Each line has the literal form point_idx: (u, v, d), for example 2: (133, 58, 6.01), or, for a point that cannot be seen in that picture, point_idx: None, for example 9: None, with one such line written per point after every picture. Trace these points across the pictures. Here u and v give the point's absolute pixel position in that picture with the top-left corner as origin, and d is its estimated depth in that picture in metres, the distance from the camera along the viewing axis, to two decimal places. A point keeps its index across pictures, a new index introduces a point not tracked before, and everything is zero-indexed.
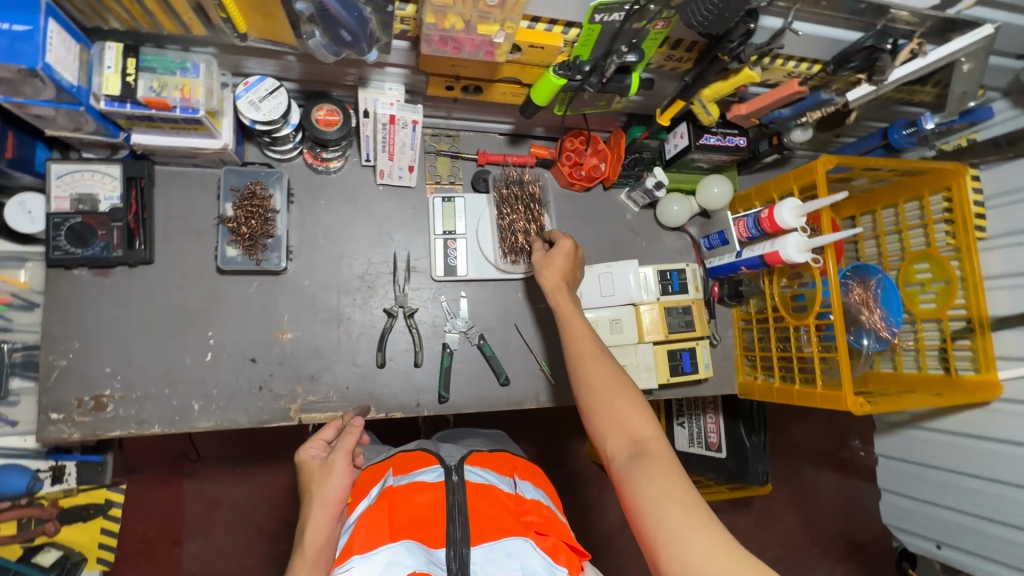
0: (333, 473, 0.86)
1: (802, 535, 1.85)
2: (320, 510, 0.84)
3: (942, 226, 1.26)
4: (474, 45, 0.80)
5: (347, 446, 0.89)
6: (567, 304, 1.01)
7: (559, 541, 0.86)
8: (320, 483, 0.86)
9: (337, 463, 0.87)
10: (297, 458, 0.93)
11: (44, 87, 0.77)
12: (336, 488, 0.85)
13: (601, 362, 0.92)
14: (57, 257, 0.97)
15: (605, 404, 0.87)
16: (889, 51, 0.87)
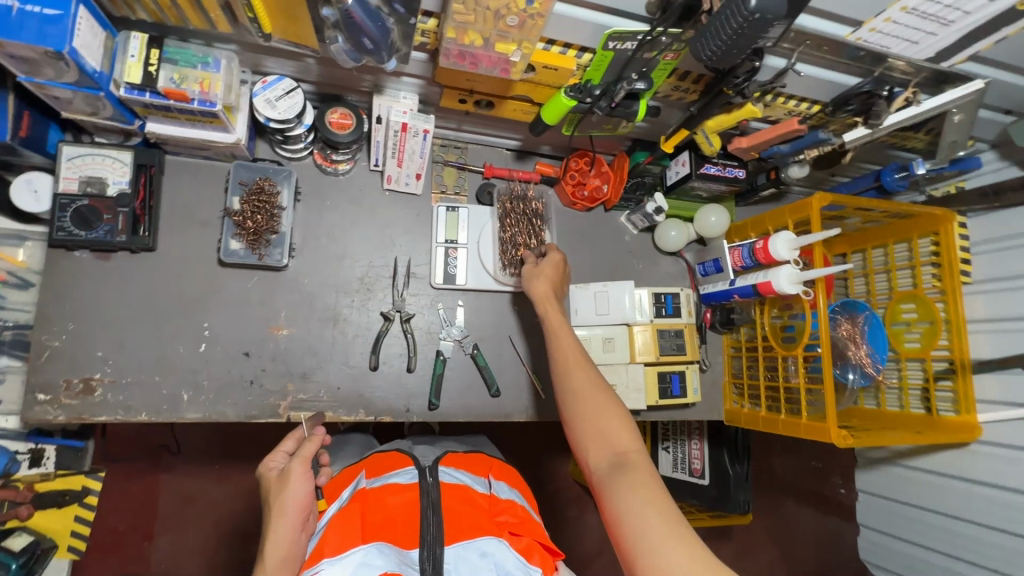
0: (295, 480, 0.85)
1: (779, 567, 1.85)
2: (283, 521, 0.82)
3: (929, 269, 1.30)
4: (491, 62, 0.83)
5: (308, 452, 0.88)
6: (555, 315, 1.02)
7: (533, 540, 0.88)
8: (281, 491, 0.84)
9: (297, 471, 0.85)
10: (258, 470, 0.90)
11: (68, 70, 0.78)
12: (297, 493, 0.84)
13: (588, 373, 0.93)
14: (60, 237, 0.97)
15: (588, 415, 0.88)
16: (885, 98, 0.92)
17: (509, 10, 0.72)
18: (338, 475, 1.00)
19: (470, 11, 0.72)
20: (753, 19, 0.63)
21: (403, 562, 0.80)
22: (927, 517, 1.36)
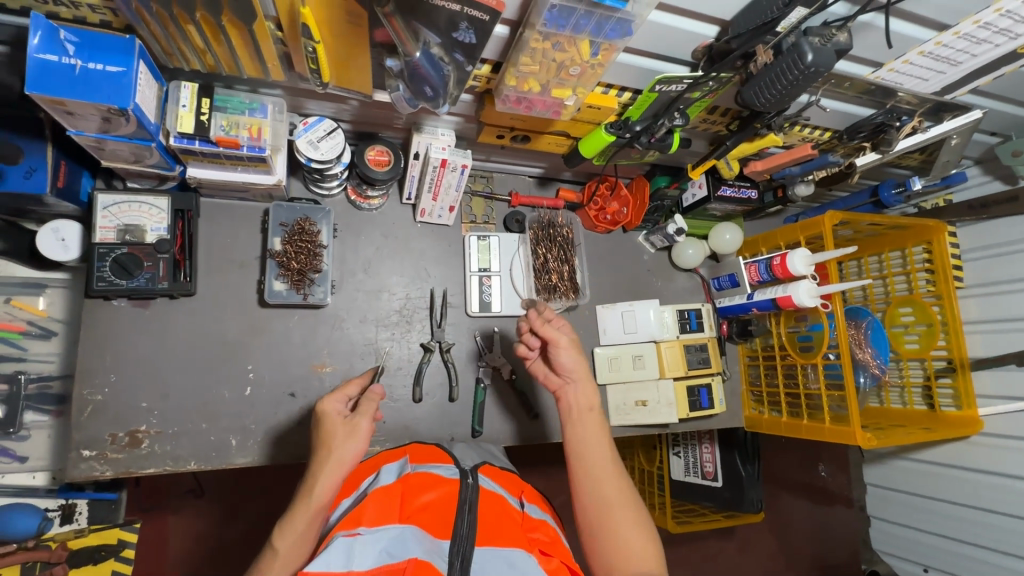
0: (350, 436, 0.83)
1: (778, 563, 1.83)
2: (332, 468, 0.79)
3: (924, 275, 1.39)
4: (545, 105, 0.86)
5: (370, 413, 0.86)
6: (580, 392, 0.93)
7: (563, 565, 0.76)
8: (335, 440, 0.82)
9: (361, 427, 0.84)
10: (315, 404, 0.87)
11: (126, 125, 0.78)
12: (352, 450, 0.82)
13: (613, 472, 0.84)
14: (101, 288, 0.94)
15: (614, 526, 0.78)
16: (897, 127, 1.00)
17: (573, 61, 0.76)
18: (369, 460, 0.92)
19: (536, 62, 0.76)
20: (808, 71, 0.72)
21: (434, 552, 0.70)
22: (939, 506, 1.47)
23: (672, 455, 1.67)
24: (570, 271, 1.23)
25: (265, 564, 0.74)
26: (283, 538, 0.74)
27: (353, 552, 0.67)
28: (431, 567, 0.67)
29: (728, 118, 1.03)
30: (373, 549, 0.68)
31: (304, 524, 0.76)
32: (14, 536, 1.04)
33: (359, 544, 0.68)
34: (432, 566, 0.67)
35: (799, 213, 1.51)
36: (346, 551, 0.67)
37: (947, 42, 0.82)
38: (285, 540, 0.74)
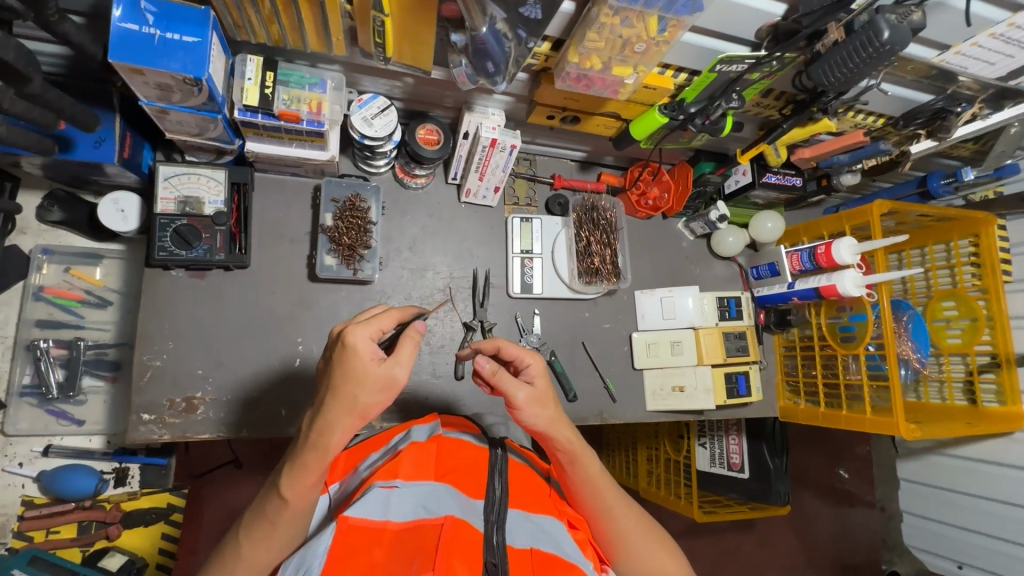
0: (377, 386, 0.66)
1: (800, 558, 1.81)
2: (351, 424, 0.66)
3: (969, 268, 1.35)
4: (604, 84, 0.87)
5: (408, 360, 0.68)
6: (570, 441, 0.81)
7: (589, 539, 0.80)
8: (358, 390, 0.65)
9: (395, 379, 0.67)
10: (339, 335, 0.66)
11: (197, 94, 0.80)
12: (377, 402, 0.67)
13: (624, 508, 0.83)
14: (162, 257, 0.97)
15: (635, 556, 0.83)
16: (957, 113, 0.99)
17: (639, 38, 0.77)
18: (401, 425, 0.95)
19: (602, 38, 0.77)
20: (883, 50, 0.73)
21: (470, 510, 0.72)
22: (978, 503, 1.45)
23: (698, 446, 1.61)
24: (612, 255, 1.21)
25: (274, 509, 0.71)
26: (291, 488, 0.69)
27: (390, 502, 0.70)
28: (467, 525, 0.68)
29: (782, 102, 1.02)
30: (409, 502, 0.71)
31: (313, 475, 0.70)
32: (73, 495, 1.08)
33: (397, 495, 0.71)
34: (468, 524, 0.69)
35: (839, 204, 1.50)
36: (383, 502, 0.70)
37: (1020, 23, 0.82)
38: (292, 491, 0.70)
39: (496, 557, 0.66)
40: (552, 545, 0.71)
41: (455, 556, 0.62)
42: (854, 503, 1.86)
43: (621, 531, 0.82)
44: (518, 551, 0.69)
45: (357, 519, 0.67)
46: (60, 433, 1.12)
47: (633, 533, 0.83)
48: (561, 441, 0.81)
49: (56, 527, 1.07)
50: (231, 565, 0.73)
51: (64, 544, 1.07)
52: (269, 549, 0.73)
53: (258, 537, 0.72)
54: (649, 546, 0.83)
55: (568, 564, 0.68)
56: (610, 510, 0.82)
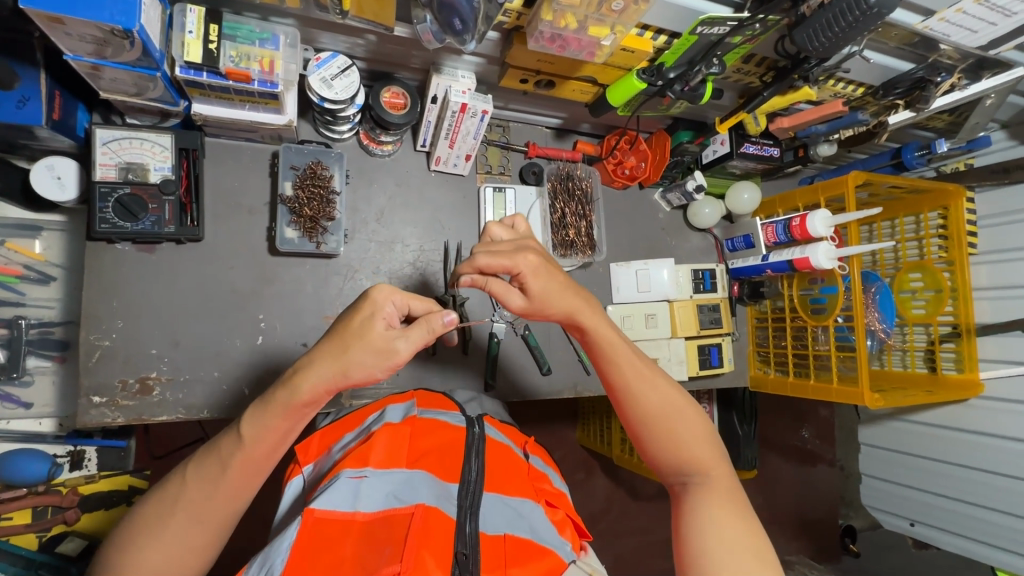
0: (375, 350, 0.65)
1: (762, 515, 1.86)
2: (327, 373, 0.65)
3: (936, 241, 1.37)
4: (580, 45, 0.83)
5: (415, 341, 0.67)
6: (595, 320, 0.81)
7: (567, 517, 0.79)
8: (354, 343, 0.65)
9: (395, 354, 0.66)
10: (368, 288, 0.68)
11: (130, 48, 0.72)
12: (361, 367, 0.65)
13: (652, 385, 0.81)
14: (104, 230, 0.90)
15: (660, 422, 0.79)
16: (937, 83, 0.97)
17: None
18: (376, 403, 0.93)
19: None
20: (871, 13, 0.71)
21: (443, 496, 0.71)
22: (936, 467, 1.52)
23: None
24: (587, 227, 1.21)
25: (226, 447, 0.69)
26: (252, 426, 0.68)
27: (360, 493, 0.68)
28: (439, 514, 0.67)
29: (763, 69, 0.99)
30: (380, 491, 0.69)
31: (279, 417, 0.67)
32: (23, 481, 1.03)
33: (366, 485, 0.69)
34: (440, 512, 0.67)
35: (815, 175, 1.49)
36: (353, 492, 0.68)
37: None
38: (253, 428, 0.68)
39: (467, 548, 0.65)
40: (527, 530, 0.70)
41: (425, 547, 0.61)
42: (815, 462, 1.93)
43: (651, 412, 0.79)
44: (491, 538, 0.68)
45: (324, 512, 0.65)
46: (7, 417, 1.05)
47: (665, 407, 0.80)
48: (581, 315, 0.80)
49: (7, 514, 1.03)
50: (163, 517, 0.67)
51: (15, 531, 1.03)
52: (209, 502, 0.68)
53: (204, 483, 0.68)
54: (686, 430, 0.79)
55: (543, 549, 0.68)
56: (646, 389, 0.80)
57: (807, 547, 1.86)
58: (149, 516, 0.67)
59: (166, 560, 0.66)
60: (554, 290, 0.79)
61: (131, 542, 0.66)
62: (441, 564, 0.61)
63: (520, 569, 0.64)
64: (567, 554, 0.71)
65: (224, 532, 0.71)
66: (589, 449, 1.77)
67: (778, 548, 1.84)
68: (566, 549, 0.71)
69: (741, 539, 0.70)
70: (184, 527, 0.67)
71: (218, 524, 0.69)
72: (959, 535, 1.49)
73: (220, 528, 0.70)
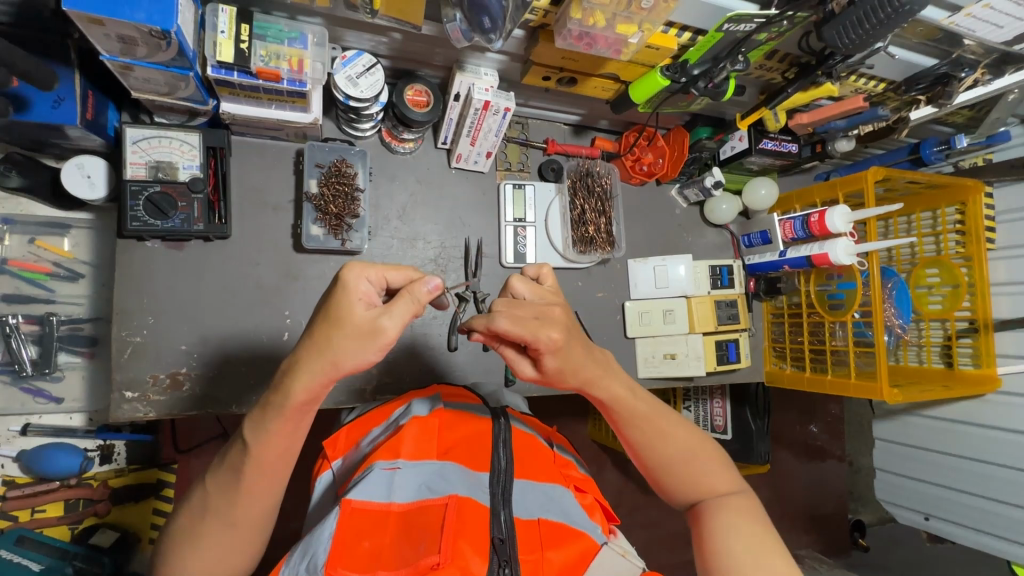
0: (357, 335, 0.61)
1: (774, 509, 1.87)
2: (319, 367, 0.61)
3: (954, 236, 1.37)
4: (606, 43, 0.83)
5: (401, 316, 0.62)
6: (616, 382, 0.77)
7: (596, 501, 0.81)
8: (337, 335, 0.61)
9: (381, 332, 0.61)
10: (339, 269, 0.63)
11: (165, 49, 0.73)
12: (351, 355, 0.61)
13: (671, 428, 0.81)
14: (135, 228, 0.91)
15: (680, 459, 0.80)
16: (961, 79, 0.98)
17: None
18: (401, 398, 0.94)
19: None
20: (901, 9, 0.72)
21: (475, 485, 0.72)
22: (951, 462, 1.53)
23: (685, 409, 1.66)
24: (606, 223, 1.21)
25: (237, 457, 0.69)
26: (254, 436, 0.67)
27: (394, 484, 0.69)
28: (473, 502, 0.68)
29: (785, 65, 1.00)
30: (413, 482, 0.71)
31: (280, 422, 0.67)
32: (55, 474, 1.05)
33: (400, 476, 0.70)
34: (474, 501, 0.68)
35: (831, 170, 1.49)
36: (387, 483, 0.69)
37: None
38: (256, 436, 0.67)
39: (503, 534, 0.66)
40: (559, 514, 0.72)
41: (462, 534, 0.62)
42: (826, 456, 1.95)
43: (670, 449, 0.80)
44: (526, 524, 0.69)
45: (361, 502, 0.67)
46: (38, 411, 1.07)
47: (684, 448, 0.80)
48: (598, 378, 0.75)
49: (41, 506, 1.05)
50: (199, 523, 0.71)
51: (49, 522, 1.05)
52: (235, 507, 0.70)
53: (224, 491, 0.70)
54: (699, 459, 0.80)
55: (576, 533, 0.69)
56: (662, 432, 0.80)
57: (820, 541, 1.87)
58: (187, 524, 0.71)
59: (212, 558, 0.71)
60: (579, 361, 0.71)
61: (177, 546, 0.71)
62: (479, 552, 0.63)
63: (557, 553, 0.66)
64: (598, 536, 0.72)
65: (263, 526, 0.74)
66: (602, 444, 1.78)
67: (790, 542, 1.86)
68: (598, 532, 0.72)
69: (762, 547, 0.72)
70: (219, 532, 0.70)
71: (255, 522, 0.72)
72: (974, 529, 1.49)
73: (256, 530, 0.73)
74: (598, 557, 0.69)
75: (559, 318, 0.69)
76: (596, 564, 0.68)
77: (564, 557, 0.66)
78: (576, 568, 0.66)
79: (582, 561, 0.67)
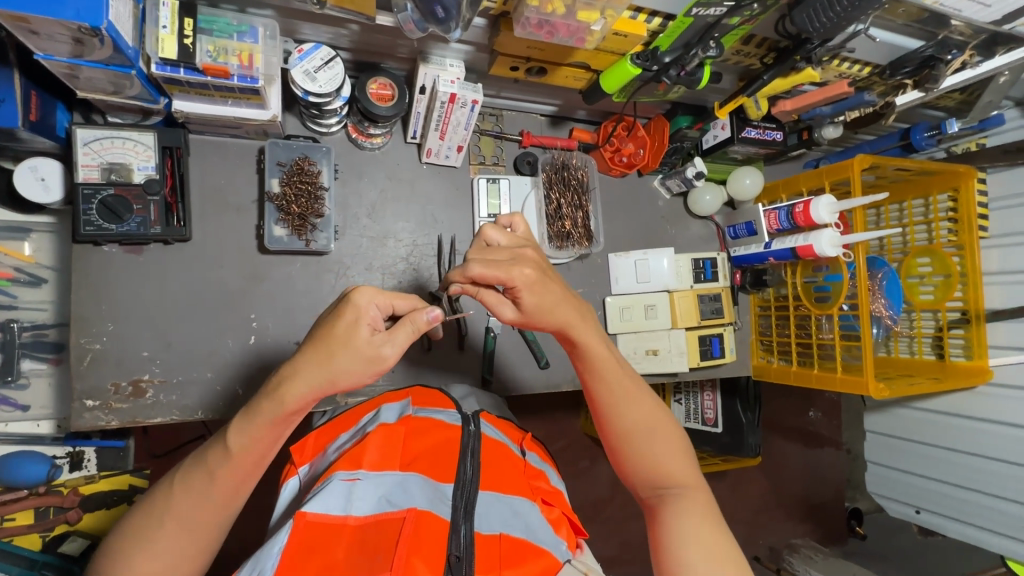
0: (362, 358, 0.62)
1: (766, 500, 1.85)
2: (317, 382, 0.63)
3: (946, 224, 1.33)
4: (569, 31, 0.80)
5: (402, 343, 0.64)
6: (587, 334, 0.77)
7: (563, 515, 0.79)
8: (342, 352, 0.62)
9: (384, 357, 0.63)
10: (349, 291, 0.64)
11: (102, 47, 0.70)
12: (350, 376, 0.63)
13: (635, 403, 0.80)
14: (89, 232, 0.89)
15: (641, 433, 0.79)
16: (947, 62, 0.92)
17: None
18: (372, 402, 0.92)
19: None
20: None
21: (436, 499, 0.69)
22: (941, 454, 1.50)
23: (673, 402, 1.64)
24: (584, 217, 1.17)
25: (214, 459, 0.67)
26: (238, 439, 0.66)
27: (353, 496, 0.68)
28: (432, 517, 0.66)
29: (764, 50, 0.95)
30: (372, 494, 0.69)
31: (265, 428, 0.66)
32: (24, 483, 1.04)
33: (359, 487, 0.68)
34: (433, 515, 0.66)
35: (820, 158, 1.45)
36: (346, 495, 0.67)
37: None
38: (239, 440, 0.66)
39: (461, 550, 0.64)
40: (522, 529, 0.70)
41: (416, 553, 0.60)
42: (819, 447, 1.92)
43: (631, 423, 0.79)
44: (486, 538, 0.67)
45: (316, 516, 0.65)
46: (5, 419, 1.06)
47: (645, 424, 0.79)
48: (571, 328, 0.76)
49: (10, 515, 1.03)
50: (154, 528, 0.67)
51: (19, 531, 1.04)
52: (200, 512, 0.67)
53: (191, 495, 0.67)
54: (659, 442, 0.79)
55: (538, 549, 0.67)
56: (628, 395, 0.79)
57: (811, 531, 1.86)
58: (138, 528, 0.67)
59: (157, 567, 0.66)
60: (555, 302, 0.73)
61: (122, 551, 0.66)
62: (433, 569, 0.60)
63: (516, 570, 0.64)
64: (561, 553, 0.71)
65: (219, 531, 0.71)
66: (591, 438, 1.76)
67: (781, 533, 1.85)
68: (561, 549, 0.71)
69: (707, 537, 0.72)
70: (174, 540, 0.67)
71: (213, 527, 0.70)
72: (964, 522, 1.47)
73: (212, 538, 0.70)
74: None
75: (531, 258, 0.74)
76: None
77: None
78: None
79: None
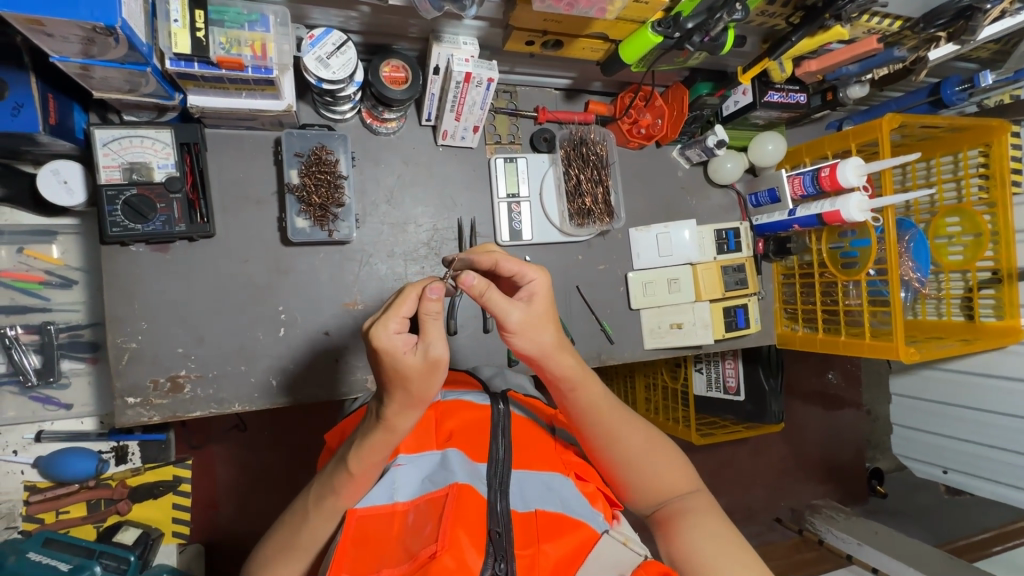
0: (423, 376, 0.61)
1: (790, 463, 1.87)
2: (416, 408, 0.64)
3: (977, 181, 1.29)
4: (589, 2, 0.78)
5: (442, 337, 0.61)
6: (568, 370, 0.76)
7: (598, 489, 0.79)
8: (410, 384, 0.61)
9: (437, 358, 0.60)
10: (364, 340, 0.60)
11: (116, 45, 0.69)
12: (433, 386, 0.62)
13: (634, 427, 0.80)
14: (116, 234, 0.89)
15: (642, 457, 0.80)
16: (986, 11, 0.87)
17: None
18: None
19: None
20: None
21: (475, 475, 0.70)
22: (966, 414, 1.50)
23: (694, 371, 1.60)
24: (604, 193, 1.14)
25: (339, 481, 0.70)
26: (358, 463, 0.68)
27: (396, 483, 0.70)
28: (472, 492, 0.66)
29: (790, 9, 0.91)
30: (415, 477, 0.71)
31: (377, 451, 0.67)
32: (73, 478, 1.09)
33: (402, 473, 0.71)
34: (473, 490, 0.67)
35: (843, 118, 1.40)
36: (389, 483, 0.70)
37: None
38: (359, 464, 0.68)
39: (500, 526, 0.65)
40: (557, 503, 0.70)
41: (459, 527, 0.62)
42: (843, 407, 1.92)
43: (631, 446, 0.79)
44: (522, 516, 0.68)
45: (366, 509, 0.67)
46: (49, 418, 1.11)
47: (645, 445, 0.80)
48: (547, 364, 0.74)
49: (65, 508, 1.11)
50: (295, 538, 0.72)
51: (74, 523, 1.11)
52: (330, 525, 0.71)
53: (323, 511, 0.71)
54: (662, 458, 0.81)
55: (575, 522, 0.68)
56: (621, 423, 0.80)
57: (835, 491, 1.88)
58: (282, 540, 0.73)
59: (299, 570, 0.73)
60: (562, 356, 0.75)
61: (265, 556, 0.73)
62: (475, 545, 0.62)
63: (554, 545, 0.65)
64: (599, 523, 0.70)
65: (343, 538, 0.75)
66: None
67: (804, 494, 1.87)
68: (599, 519, 0.71)
69: (725, 539, 0.74)
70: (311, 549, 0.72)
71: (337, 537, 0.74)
72: (989, 480, 1.48)
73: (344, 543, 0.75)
74: (597, 548, 0.67)
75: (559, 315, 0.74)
76: (593, 557, 0.67)
77: (560, 549, 0.66)
78: (574, 559, 0.66)
79: (577, 554, 0.67)
